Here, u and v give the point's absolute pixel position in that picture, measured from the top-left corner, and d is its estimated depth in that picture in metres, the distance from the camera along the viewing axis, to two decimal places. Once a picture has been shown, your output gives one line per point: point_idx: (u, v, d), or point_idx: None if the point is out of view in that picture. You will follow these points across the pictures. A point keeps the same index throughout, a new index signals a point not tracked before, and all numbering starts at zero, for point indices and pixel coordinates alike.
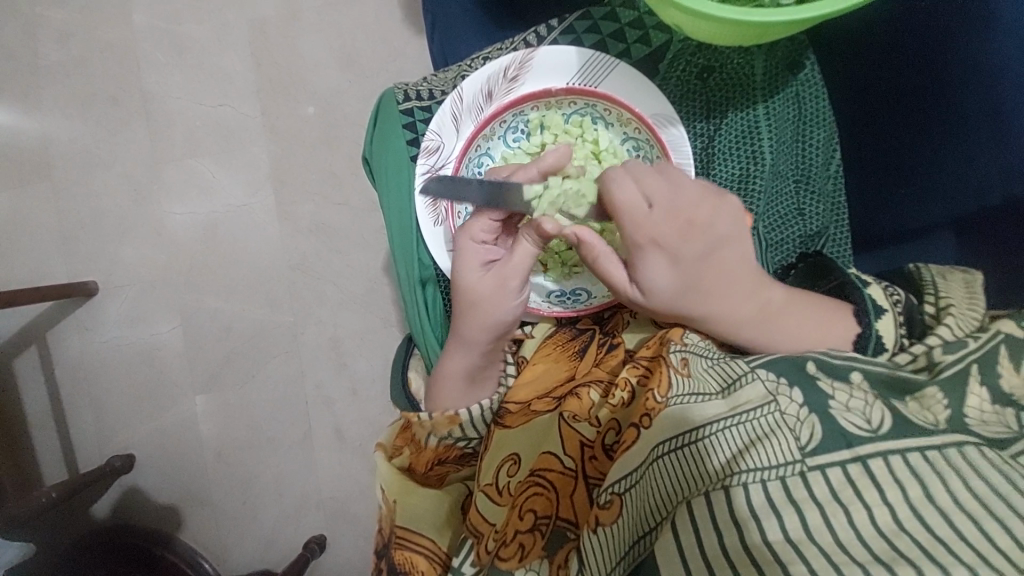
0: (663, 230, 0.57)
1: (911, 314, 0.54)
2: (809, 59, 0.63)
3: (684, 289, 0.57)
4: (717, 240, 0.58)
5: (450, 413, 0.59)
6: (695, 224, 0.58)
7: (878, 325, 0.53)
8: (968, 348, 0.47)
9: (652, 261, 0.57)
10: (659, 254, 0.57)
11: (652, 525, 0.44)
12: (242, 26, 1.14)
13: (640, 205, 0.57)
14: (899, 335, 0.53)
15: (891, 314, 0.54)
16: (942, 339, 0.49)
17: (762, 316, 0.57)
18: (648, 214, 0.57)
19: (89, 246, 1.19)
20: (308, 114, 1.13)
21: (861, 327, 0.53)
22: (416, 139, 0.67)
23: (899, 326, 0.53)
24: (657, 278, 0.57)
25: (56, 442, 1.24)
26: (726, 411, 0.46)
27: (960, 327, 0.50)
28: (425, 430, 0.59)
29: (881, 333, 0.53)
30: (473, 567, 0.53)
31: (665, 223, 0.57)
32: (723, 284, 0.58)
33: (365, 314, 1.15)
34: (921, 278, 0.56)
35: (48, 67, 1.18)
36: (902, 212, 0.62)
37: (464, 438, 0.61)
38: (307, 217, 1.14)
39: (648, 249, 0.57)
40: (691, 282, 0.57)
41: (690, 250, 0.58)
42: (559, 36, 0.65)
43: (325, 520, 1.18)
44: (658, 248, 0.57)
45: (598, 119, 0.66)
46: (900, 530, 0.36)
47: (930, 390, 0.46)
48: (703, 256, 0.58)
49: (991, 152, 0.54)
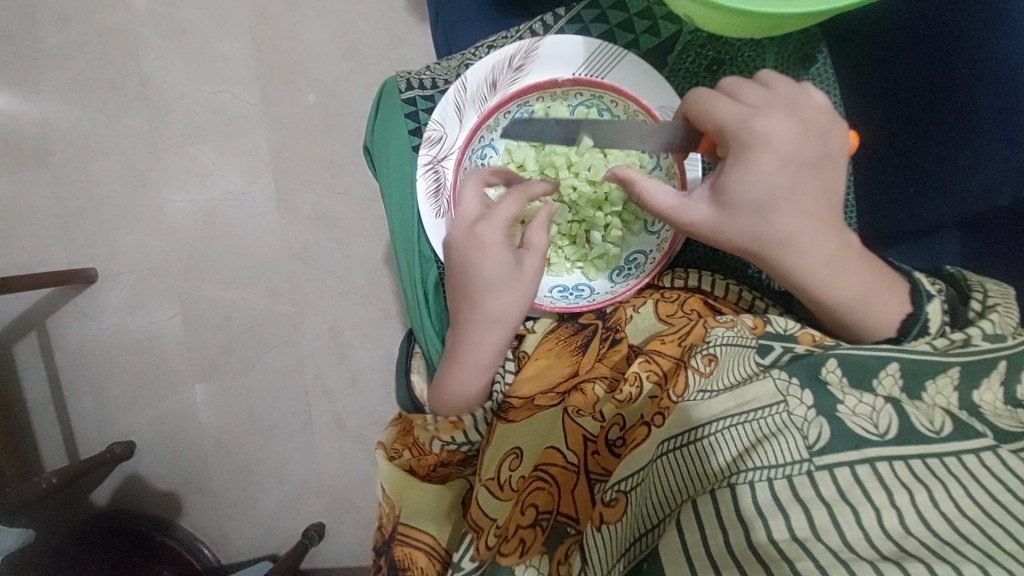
0: (776, 133, 0.51)
1: (954, 305, 0.52)
2: (822, 52, 0.62)
3: (782, 201, 0.51)
4: (827, 152, 0.52)
5: (453, 418, 0.59)
6: (806, 133, 0.52)
7: (929, 308, 0.52)
8: (1004, 344, 0.47)
9: (762, 161, 0.51)
10: (769, 157, 0.51)
11: (654, 522, 0.44)
12: (243, 11, 1.12)
13: (745, 111, 0.52)
14: (943, 322, 0.52)
15: (940, 300, 0.53)
16: (983, 330, 0.48)
17: (836, 258, 0.53)
18: (754, 117, 0.51)
19: (88, 233, 1.18)
20: (309, 103, 1.12)
21: (912, 307, 0.52)
22: (418, 128, 0.66)
23: (944, 314, 0.52)
24: (764, 181, 0.51)
25: (56, 427, 1.24)
26: (732, 407, 0.45)
27: (1001, 325, 0.49)
28: (428, 433, 0.59)
29: (929, 316, 0.52)
30: (473, 562, 0.52)
31: (782, 124, 0.51)
32: (820, 206, 0.52)
33: (365, 304, 1.14)
34: (964, 280, 0.53)
35: (45, 50, 1.16)
36: (913, 208, 0.60)
37: (467, 442, 0.59)
38: (308, 206, 1.13)
39: (759, 150, 0.51)
40: (794, 194, 0.51)
41: (804, 157, 0.52)
42: (565, 25, 0.64)
43: (325, 508, 1.18)
44: (770, 151, 0.51)
45: (604, 111, 0.64)
46: (908, 534, 0.35)
47: (952, 371, 0.45)
48: (815, 165, 0.52)
49: (1001, 155, 0.53)
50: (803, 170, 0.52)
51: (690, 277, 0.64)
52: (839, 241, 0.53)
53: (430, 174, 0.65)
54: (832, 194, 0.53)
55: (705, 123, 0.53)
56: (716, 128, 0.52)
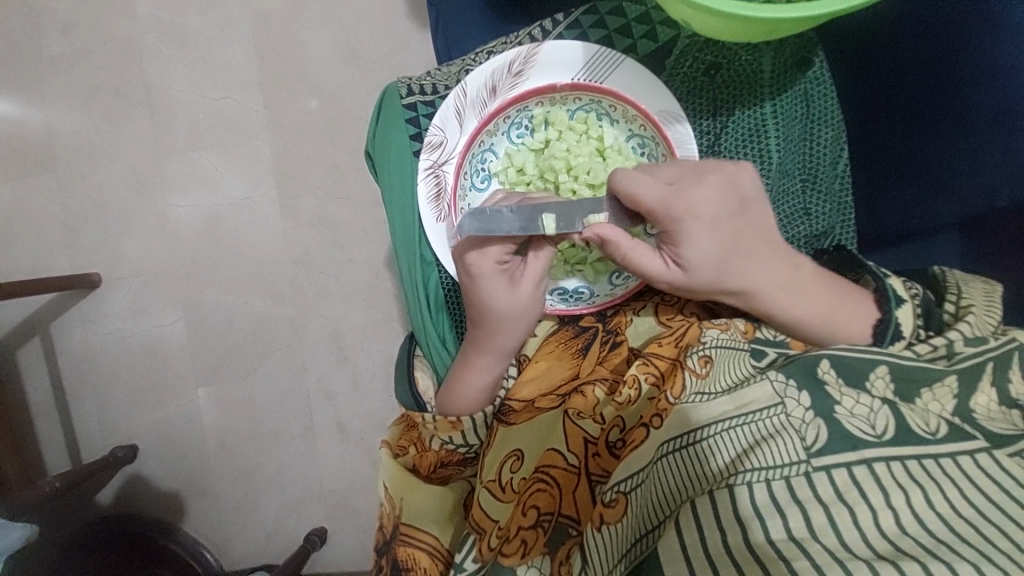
0: (699, 198, 0.54)
1: (928, 309, 0.52)
2: (818, 56, 0.63)
3: (721, 258, 0.55)
4: (744, 197, 0.56)
5: (451, 418, 0.59)
6: (719, 187, 0.55)
7: (898, 312, 0.52)
8: (987, 345, 0.47)
9: (692, 228, 0.54)
10: (697, 225, 0.54)
11: (653, 524, 0.44)
12: (246, 18, 1.13)
13: (666, 188, 0.53)
14: (916, 325, 0.52)
15: (911, 304, 0.52)
16: (964, 334, 0.48)
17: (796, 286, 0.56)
18: (672, 189, 0.54)
19: (91, 238, 1.19)
20: (311, 108, 1.13)
21: (882, 314, 0.53)
22: (419, 134, 0.66)
23: (916, 317, 0.52)
24: (702, 246, 0.55)
25: (59, 431, 1.24)
26: (731, 409, 0.45)
27: (979, 327, 0.49)
28: (428, 431, 0.60)
29: (901, 320, 0.52)
30: (475, 563, 0.53)
31: (698, 190, 0.54)
32: (755, 243, 0.56)
33: (367, 308, 1.15)
34: (944, 281, 0.54)
35: (50, 57, 1.17)
36: (907, 214, 0.61)
37: (464, 444, 0.60)
38: (309, 211, 1.14)
39: (688, 222, 0.54)
40: (728, 245, 0.55)
41: (725, 209, 0.55)
42: (564, 31, 0.64)
43: (327, 512, 1.18)
44: (695, 217, 0.54)
45: (603, 116, 0.65)
46: (904, 534, 0.35)
47: (950, 381, 0.46)
48: (738, 213, 0.55)
49: (999, 154, 0.53)
50: (731, 220, 0.55)
51: None
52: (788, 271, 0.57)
53: (431, 179, 0.65)
54: (763, 228, 0.57)
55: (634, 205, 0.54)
56: (647, 211, 0.53)
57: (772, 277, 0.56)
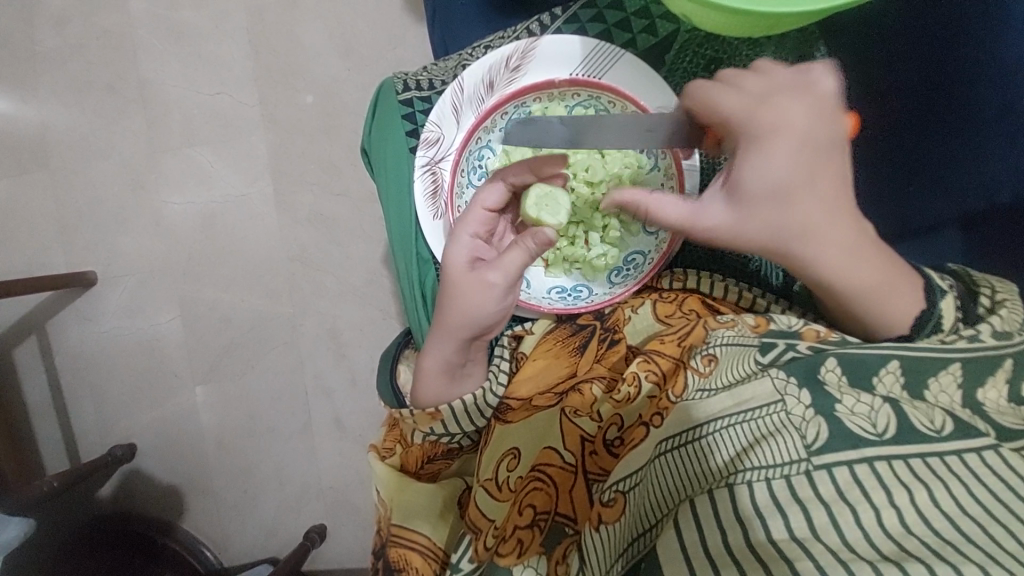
0: (781, 119, 0.52)
1: (965, 303, 0.51)
2: (820, 51, 0.62)
3: (786, 196, 0.52)
4: (835, 139, 0.53)
5: (430, 409, 0.56)
6: (812, 122, 0.53)
7: (942, 304, 0.51)
8: (1010, 341, 0.46)
9: (771, 149, 0.52)
10: (780, 144, 0.52)
11: (652, 522, 0.44)
12: (240, 13, 1.12)
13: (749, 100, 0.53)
14: (956, 318, 0.50)
15: (952, 295, 0.51)
16: (992, 326, 0.47)
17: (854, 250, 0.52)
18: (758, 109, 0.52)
19: (87, 236, 1.18)
20: (307, 103, 1.12)
21: (926, 303, 0.51)
22: (416, 130, 0.66)
23: (955, 312, 0.50)
24: (774, 168, 0.51)
25: (56, 430, 1.24)
26: (730, 406, 0.45)
27: (1009, 322, 0.48)
28: (410, 425, 0.58)
29: (943, 312, 0.50)
30: (472, 563, 0.52)
31: (789, 114, 0.52)
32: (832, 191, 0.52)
33: (365, 305, 1.14)
34: (967, 274, 0.53)
35: (43, 54, 1.16)
36: (906, 210, 0.61)
37: (446, 433, 0.58)
38: (306, 207, 1.13)
39: (770, 138, 0.52)
40: (800, 185, 0.52)
41: (813, 145, 0.52)
42: (563, 25, 0.64)
43: (326, 509, 1.18)
44: (779, 139, 0.52)
45: (602, 111, 0.64)
46: (908, 533, 0.35)
47: (954, 368, 0.45)
48: (822, 152, 0.52)
49: (1004, 151, 0.53)
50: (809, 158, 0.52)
51: (688, 278, 0.64)
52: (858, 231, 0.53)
53: (428, 176, 0.64)
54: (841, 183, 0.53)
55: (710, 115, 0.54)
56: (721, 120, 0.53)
57: (835, 235, 0.52)
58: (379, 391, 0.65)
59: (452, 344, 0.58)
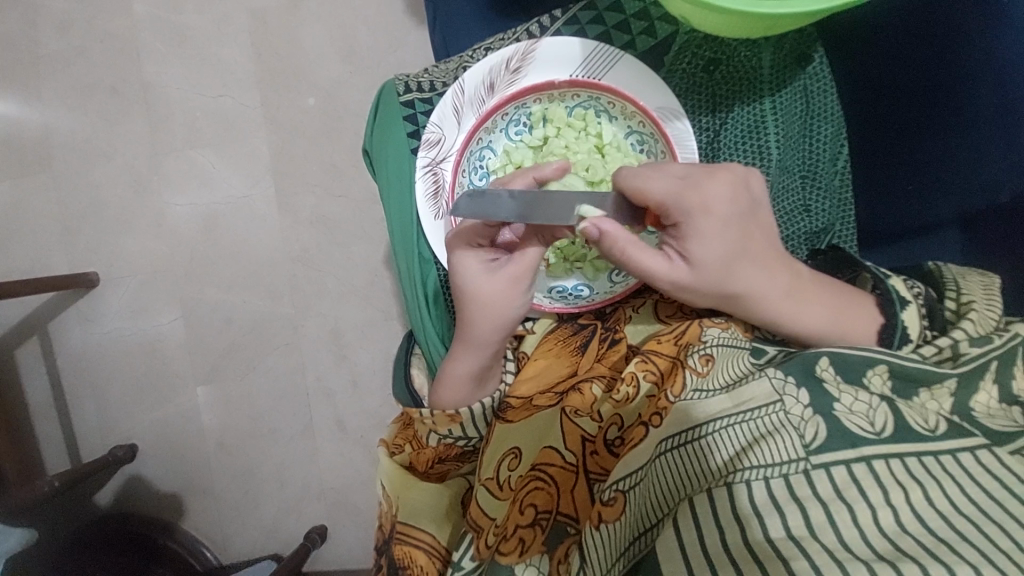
0: (714, 194, 0.53)
1: (931, 307, 0.51)
2: (817, 53, 0.62)
3: (731, 263, 0.54)
4: (756, 201, 0.55)
5: (450, 412, 0.56)
6: (737, 187, 0.54)
7: (904, 315, 0.50)
8: (993, 344, 0.45)
9: (705, 228, 0.53)
10: (714, 222, 0.53)
11: (652, 523, 0.44)
12: (243, 16, 1.13)
13: (678, 181, 0.52)
14: (923, 327, 0.50)
15: (916, 305, 0.51)
16: (968, 333, 0.47)
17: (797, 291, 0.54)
18: (689, 185, 0.52)
19: (90, 238, 1.19)
20: (309, 106, 1.12)
21: (886, 317, 0.51)
22: (417, 131, 0.66)
23: (921, 318, 0.50)
24: (711, 246, 0.53)
25: (58, 430, 1.24)
26: (730, 407, 0.45)
27: (982, 324, 0.48)
28: (425, 427, 0.57)
29: (907, 323, 0.50)
30: (473, 561, 0.53)
31: (717, 188, 0.53)
32: (764, 249, 0.55)
33: (366, 306, 1.15)
34: (941, 276, 0.53)
35: (46, 56, 1.17)
36: (906, 209, 0.61)
37: (463, 436, 0.57)
38: (307, 209, 1.13)
39: (704, 218, 0.53)
40: (740, 249, 0.54)
41: (741, 212, 0.54)
42: (562, 27, 0.64)
43: (327, 510, 1.18)
44: (710, 216, 0.53)
45: (602, 112, 0.65)
46: (904, 532, 0.35)
47: (948, 382, 0.45)
48: (748, 217, 0.54)
49: (1001, 149, 0.53)
50: (743, 223, 0.54)
51: None
52: (791, 274, 0.55)
53: (430, 176, 0.65)
54: (770, 235, 0.56)
55: (645, 197, 0.52)
56: (657, 203, 0.52)
57: (776, 284, 0.54)
58: (393, 393, 0.66)
59: (474, 350, 0.58)
